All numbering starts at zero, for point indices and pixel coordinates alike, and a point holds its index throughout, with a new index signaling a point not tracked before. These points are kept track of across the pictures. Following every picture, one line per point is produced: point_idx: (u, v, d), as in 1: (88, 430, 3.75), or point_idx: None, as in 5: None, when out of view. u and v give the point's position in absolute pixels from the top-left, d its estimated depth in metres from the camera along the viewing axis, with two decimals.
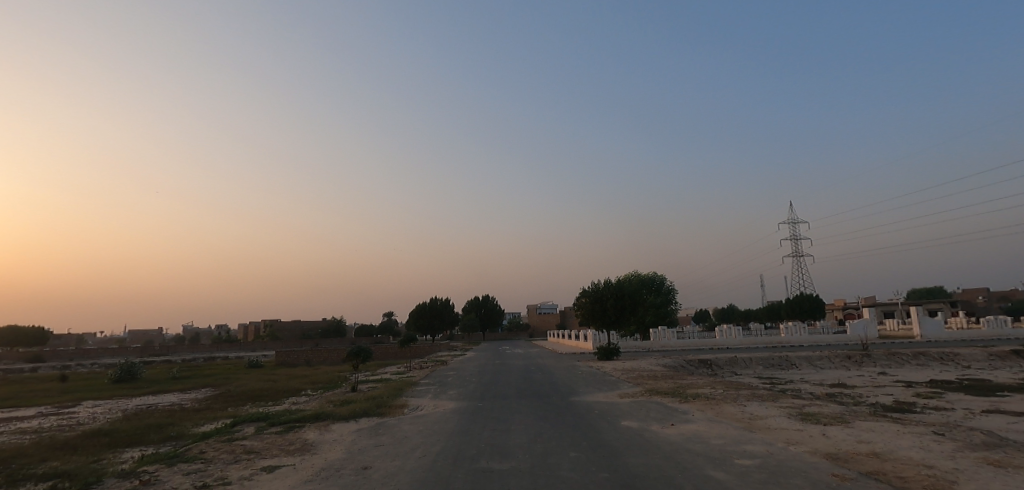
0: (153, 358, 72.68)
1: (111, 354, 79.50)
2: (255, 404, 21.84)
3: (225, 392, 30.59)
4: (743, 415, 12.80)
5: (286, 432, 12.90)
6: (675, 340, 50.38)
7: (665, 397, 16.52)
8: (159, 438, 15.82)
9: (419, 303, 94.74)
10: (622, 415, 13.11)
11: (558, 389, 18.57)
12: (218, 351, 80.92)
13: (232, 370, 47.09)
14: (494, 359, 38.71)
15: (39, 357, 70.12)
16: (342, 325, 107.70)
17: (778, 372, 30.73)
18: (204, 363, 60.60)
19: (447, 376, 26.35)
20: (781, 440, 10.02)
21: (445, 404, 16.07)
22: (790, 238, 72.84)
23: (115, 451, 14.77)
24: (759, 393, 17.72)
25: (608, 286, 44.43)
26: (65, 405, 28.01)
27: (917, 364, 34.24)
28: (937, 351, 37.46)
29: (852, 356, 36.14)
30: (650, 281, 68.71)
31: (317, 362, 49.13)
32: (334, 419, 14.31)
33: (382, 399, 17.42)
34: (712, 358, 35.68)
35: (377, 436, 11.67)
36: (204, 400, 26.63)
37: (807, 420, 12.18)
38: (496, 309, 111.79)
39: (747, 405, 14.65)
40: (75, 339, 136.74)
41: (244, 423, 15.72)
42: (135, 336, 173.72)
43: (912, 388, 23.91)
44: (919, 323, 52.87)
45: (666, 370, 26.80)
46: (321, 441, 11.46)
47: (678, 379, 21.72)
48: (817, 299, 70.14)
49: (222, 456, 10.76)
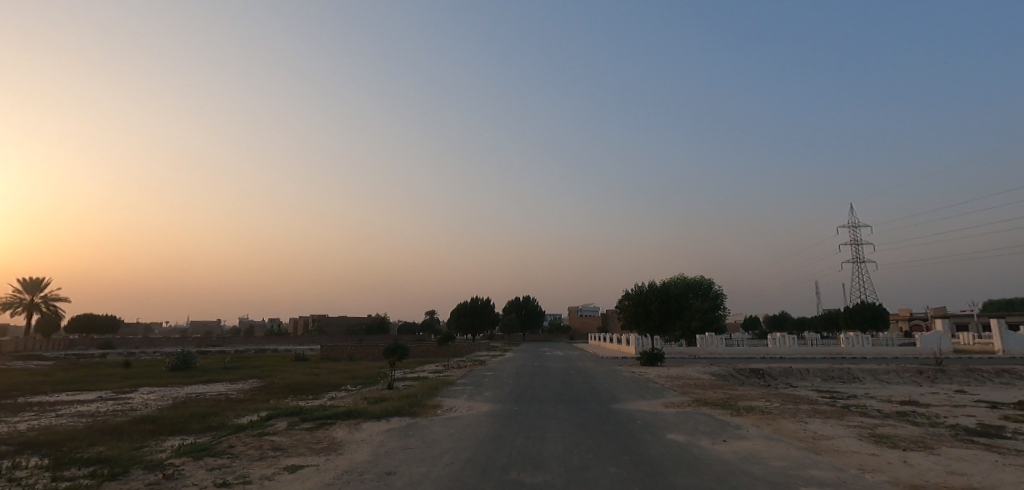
0: (208, 348, 75.34)
1: (171, 343, 82.99)
2: (296, 397, 21.80)
3: (270, 384, 30.94)
4: (805, 433, 11.59)
5: (316, 428, 12.47)
6: (725, 347, 48.25)
7: (714, 408, 15.34)
8: (200, 428, 15.76)
9: (461, 302, 94.78)
10: (668, 426, 12.12)
11: (599, 395, 17.64)
12: (269, 343, 83.37)
13: (280, 362, 48.06)
14: (534, 361, 37.94)
15: (107, 343, 73.89)
16: (386, 322, 109.10)
17: (838, 385, 28.76)
18: (255, 355, 62.38)
19: (485, 376, 25.73)
20: (855, 466, 8.85)
21: (480, 406, 15.36)
22: (853, 244, 69.04)
23: (156, 439, 14.73)
24: (821, 409, 16.26)
25: (652, 289, 42.87)
26: (121, 391, 28.89)
27: (998, 382, 31.42)
28: (1020, 368, 34.41)
29: (923, 371, 33.54)
30: (698, 285, 66.36)
31: (360, 357, 49.51)
32: (366, 417, 13.85)
33: (416, 398, 16.88)
34: (765, 368, 33.82)
35: (406, 438, 11.05)
36: (249, 391, 26.93)
37: (880, 443, 10.88)
38: (539, 310, 110.84)
39: (809, 422, 13.34)
40: (143, 328, 144.35)
41: (278, 418, 15.42)
42: (195, 326, 181.53)
43: (996, 409, 21.71)
44: (999, 338, 48.98)
45: (715, 379, 25.35)
46: (348, 441, 10.90)
47: (729, 390, 20.39)
48: (880, 308, 66.08)
49: (247, 452, 10.34)
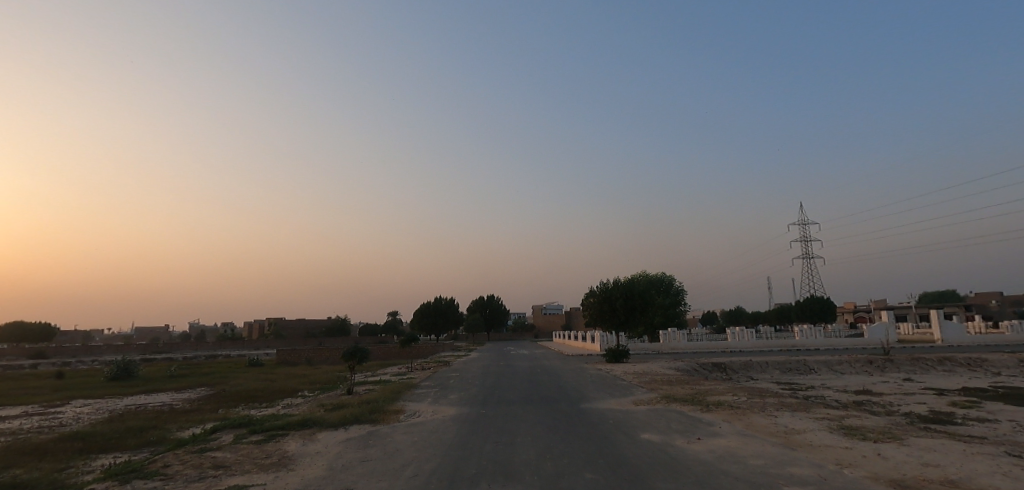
0: (154, 356, 71.82)
1: (114, 351, 78.87)
2: (247, 406, 20.63)
3: (219, 392, 29.41)
4: (776, 428, 11.41)
5: (265, 441, 11.60)
6: (686, 342, 48.72)
7: (684, 404, 15.11)
8: (137, 444, 14.58)
9: (423, 303, 93.40)
10: (641, 425, 11.78)
11: (566, 394, 17.25)
12: (221, 349, 80.12)
13: (232, 369, 46.10)
14: (498, 361, 37.41)
15: (42, 353, 69.50)
16: (346, 324, 106.67)
17: (796, 377, 29.27)
18: (206, 361, 59.78)
19: (449, 378, 25.00)
20: (832, 461, 8.64)
21: (445, 410, 14.69)
22: (802, 239, 71.25)
23: (85, 458, 13.50)
24: (787, 402, 16.27)
25: (617, 285, 42.85)
26: (53, 405, 26.87)
27: (942, 370, 32.67)
28: (962, 356, 35.87)
29: (873, 361, 34.61)
30: (659, 281, 67.02)
31: (317, 361, 47.91)
32: (321, 426, 13.00)
33: (377, 404, 16.08)
34: (726, 361, 34.24)
35: (364, 449, 10.32)
36: (196, 401, 25.44)
37: (851, 435, 10.78)
38: (502, 309, 110.41)
39: (778, 415, 13.21)
40: (83, 335, 137.24)
41: (224, 430, 14.38)
42: (140, 333, 173.42)
43: (945, 396, 22.42)
44: (939, 327, 51.26)
45: (679, 374, 25.35)
46: (300, 455, 10.07)
47: (695, 385, 20.30)
48: (828, 301, 68.34)
49: (184, 472, 9.40)
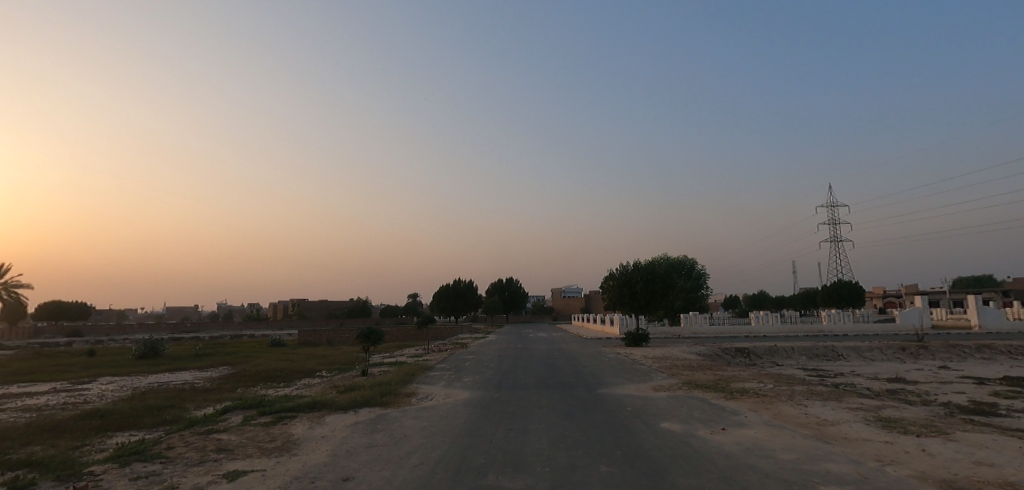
0: (182, 335, 73.11)
1: (145, 329, 80.77)
2: (264, 385, 20.53)
3: (240, 371, 29.52)
4: (808, 419, 10.70)
5: (272, 423, 11.26)
6: (709, 327, 47.76)
7: (707, 391, 14.45)
8: (150, 422, 14.43)
9: (443, 285, 93.43)
10: (661, 413, 11.20)
11: (584, 379, 16.71)
12: (246, 328, 81.26)
13: (255, 348, 46.47)
14: (517, 344, 37.04)
15: (75, 331, 71.26)
16: (367, 305, 107.48)
17: (824, 363, 28.33)
18: (231, 341, 60.56)
19: (465, 360, 24.65)
20: (872, 458, 7.95)
21: (458, 394, 14.26)
22: (830, 222, 69.30)
23: (98, 437, 13.35)
24: (817, 390, 15.49)
25: (638, 268, 42.02)
26: (78, 381, 27.17)
27: (979, 357, 31.36)
28: (1000, 343, 34.41)
29: (906, 347, 33.33)
30: (681, 264, 65.81)
31: (338, 342, 48.13)
32: (332, 409, 12.67)
33: (390, 387, 15.73)
34: (750, 346, 33.39)
35: (371, 434, 9.91)
36: (217, 380, 25.53)
37: (890, 428, 10.03)
38: (522, 292, 110.20)
39: (808, 405, 12.48)
40: (116, 314, 140.91)
41: (236, 410, 14.12)
42: (171, 312, 177.64)
43: (984, 385, 21.37)
44: (976, 313, 49.44)
45: (701, 359, 24.62)
46: (305, 439, 9.68)
47: (718, 371, 19.56)
48: (856, 286, 66.47)
49: (186, 455, 9.08)
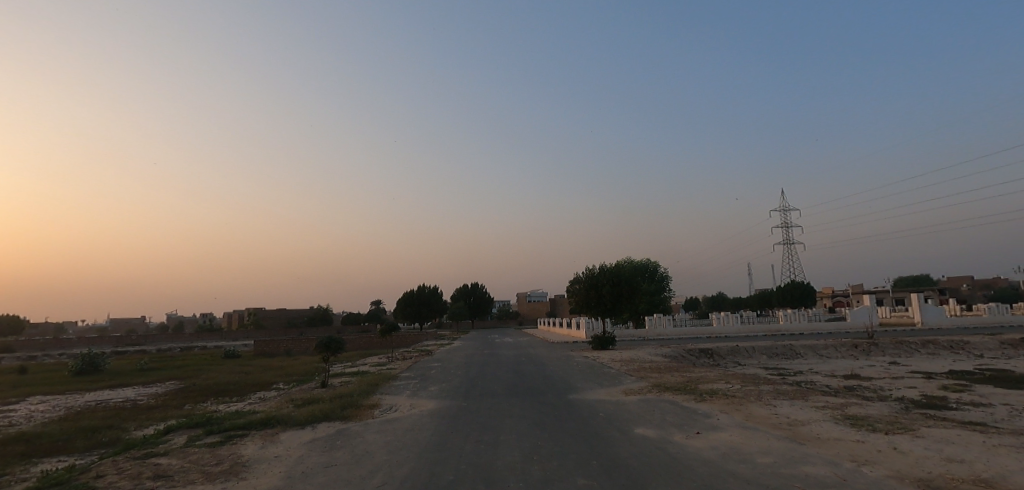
0: (127, 348, 69.53)
1: (86, 343, 76.50)
2: (215, 400, 19.46)
3: (189, 386, 28.09)
4: (779, 420, 10.61)
5: (220, 444, 10.51)
6: (672, 328, 48.28)
7: (677, 393, 14.34)
8: (85, 446, 13.39)
9: (406, 291, 92.03)
10: (634, 418, 10.96)
11: (553, 385, 16.39)
12: (197, 340, 77.89)
13: (206, 361, 44.51)
14: (482, 350, 36.51)
15: (9, 347, 66.97)
16: (328, 313, 104.94)
17: (783, 362, 28.91)
18: (181, 353, 57.91)
19: (430, 368, 24.03)
20: (847, 458, 7.84)
21: (424, 405, 13.71)
22: (783, 224, 71.38)
23: (24, 464, 12.27)
24: (782, 389, 15.60)
25: (602, 271, 42.19)
26: (8, 402, 25.27)
27: (926, 353, 32.55)
28: (945, 338, 35.88)
29: (859, 345, 34.36)
30: (644, 267, 66.52)
31: (296, 352, 46.59)
32: (286, 425, 11.98)
33: (351, 398, 15.04)
34: (712, 347, 33.81)
35: (330, 452, 9.31)
36: (164, 396, 24.15)
37: (859, 426, 10.03)
38: (486, 297, 109.45)
39: (777, 405, 12.46)
40: (55, 328, 133.42)
41: (181, 430, 13.22)
42: (116, 325, 169.68)
43: (934, 379, 22.08)
44: (920, 310, 51.56)
45: (666, 361, 24.69)
46: (256, 461, 9.01)
47: (685, 372, 19.56)
48: (808, 286, 68.54)
49: (120, 484, 8.31)
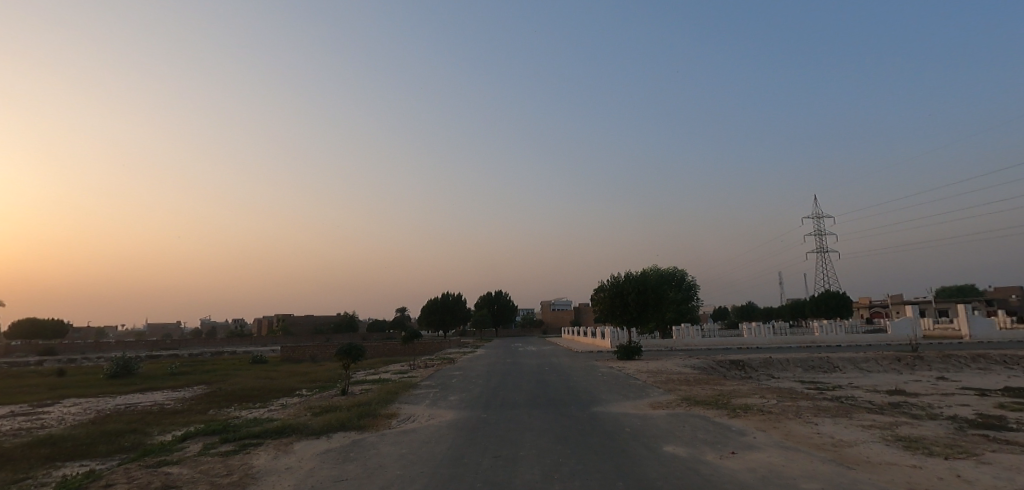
0: (160, 352, 70.79)
1: (121, 347, 78.32)
2: (238, 406, 19.31)
3: (215, 390, 28.15)
4: (823, 440, 9.80)
5: (233, 453, 10.18)
6: (701, 339, 46.96)
7: (708, 408, 13.53)
8: (105, 451, 13.25)
9: (431, 299, 92.08)
10: (663, 435, 10.28)
11: (577, 396, 15.77)
12: (227, 345, 78.95)
13: (234, 366, 44.92)
14: (505, 359, 35.94)
15: (50, 350, 68.89)
16: (354, 320, 105.68)
17: (821, 375, 27.64)
18: (211, 358, 58.68)
19: (452, 377, 23.52)
20: (904, 486, 7.06)
21: (443, 415, 13.23)
22: (817, 233, 69.31)
23: (43, 468, 12.15)
24: (823, 406, 14.64)
25: (629, 279, 41.28)
26: (41, 404, 25.66)
27: (976, 368, 30.79)
28: (996, 353, 33.93)
29: (901, 358, 32.73)
30: (671, 276, 65.14)
31: (321, 358, 46.68)
32: (302, 434, 11.60)
33: (369, 407, 14.62)
34: (744, 358, 32.63)
35: (342, 465, 8.86)
36: (189, 401, 24.17)
37: (913, 449, 9.17)
38: (511, 305, 108.92)
39: (818, 423, 11.63)
40: (95, 332, 137.58)
41: (199, 436, 12.99)
42: (152, 329, 174.12)
43: (987, 397, 20.72)
44: (966, 322, 49.17)
45: (697, 373, 23.75)
46: (266, 473, 8.62)
47: (717, 385, 18.67)
48: (844, 296, 66.16)
49: None
